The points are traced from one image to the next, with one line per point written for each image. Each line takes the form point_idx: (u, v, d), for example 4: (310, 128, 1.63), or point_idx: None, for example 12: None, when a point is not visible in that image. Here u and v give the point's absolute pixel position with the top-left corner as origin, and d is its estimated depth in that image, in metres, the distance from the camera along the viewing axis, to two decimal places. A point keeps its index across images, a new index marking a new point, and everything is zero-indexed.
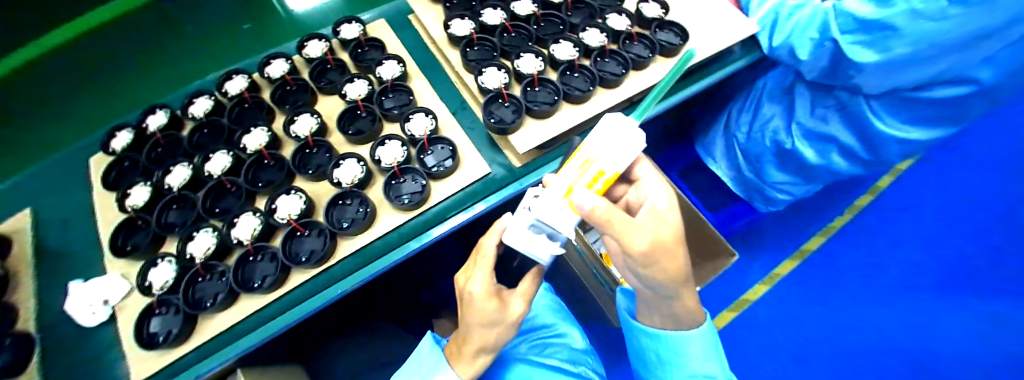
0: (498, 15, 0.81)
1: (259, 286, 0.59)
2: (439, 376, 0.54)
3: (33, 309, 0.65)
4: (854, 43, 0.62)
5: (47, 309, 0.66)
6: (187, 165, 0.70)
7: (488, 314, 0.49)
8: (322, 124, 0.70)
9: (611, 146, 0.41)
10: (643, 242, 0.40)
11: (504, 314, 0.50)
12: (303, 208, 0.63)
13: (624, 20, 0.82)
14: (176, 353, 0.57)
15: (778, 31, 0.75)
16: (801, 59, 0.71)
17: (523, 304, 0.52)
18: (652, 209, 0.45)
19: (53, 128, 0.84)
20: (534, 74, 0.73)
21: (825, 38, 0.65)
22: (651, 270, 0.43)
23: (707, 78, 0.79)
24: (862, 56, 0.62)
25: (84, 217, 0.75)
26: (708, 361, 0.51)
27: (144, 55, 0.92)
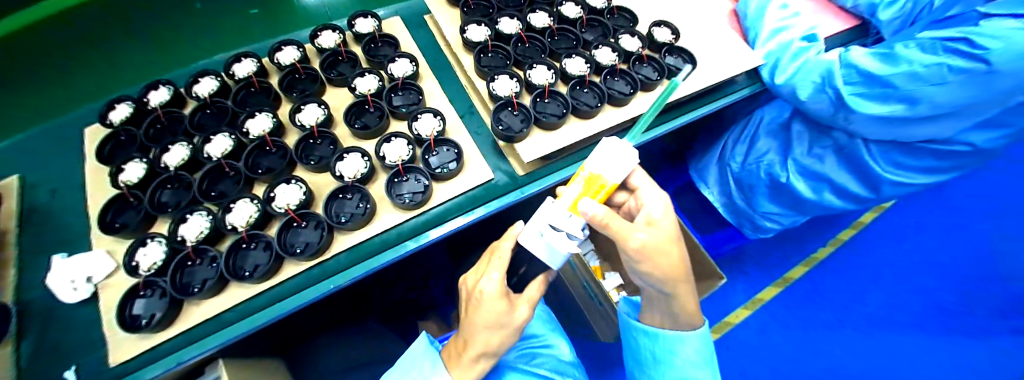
0: (514, 25, 0.82)
1: (250, 275, 0.58)
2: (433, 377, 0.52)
3: (14, 276, 0.64)
4: (854, 94, 0.65)
5: (28, 280, 0.65)
6: (186, 145, 0.69)
7: (498, 318, 0.51)
8: (329, 115, 0.70)
9: (609, 163, 0.44)
10: (639, 241, 0.44)
11: (511, 317, 0.52)
12: (302, 199, 0.62)
13: (635, 42, 0.83)
14: (158, 338, 0.56)
15: (780, 71, 0.75)
16: (801, 100, 0.73)
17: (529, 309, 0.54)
18: (649, 214, 0.48)
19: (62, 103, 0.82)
20: (545, 85, 0.73)
21: (828, 85, 0.68)
22: (644, 265, 0.46)
23: (711, 104, 0.81)
24: (865, 107, 0.64)
25: (74, 188, 0.73)
26: (700, 367, 0.52)
27: (157, 32, 0.90)
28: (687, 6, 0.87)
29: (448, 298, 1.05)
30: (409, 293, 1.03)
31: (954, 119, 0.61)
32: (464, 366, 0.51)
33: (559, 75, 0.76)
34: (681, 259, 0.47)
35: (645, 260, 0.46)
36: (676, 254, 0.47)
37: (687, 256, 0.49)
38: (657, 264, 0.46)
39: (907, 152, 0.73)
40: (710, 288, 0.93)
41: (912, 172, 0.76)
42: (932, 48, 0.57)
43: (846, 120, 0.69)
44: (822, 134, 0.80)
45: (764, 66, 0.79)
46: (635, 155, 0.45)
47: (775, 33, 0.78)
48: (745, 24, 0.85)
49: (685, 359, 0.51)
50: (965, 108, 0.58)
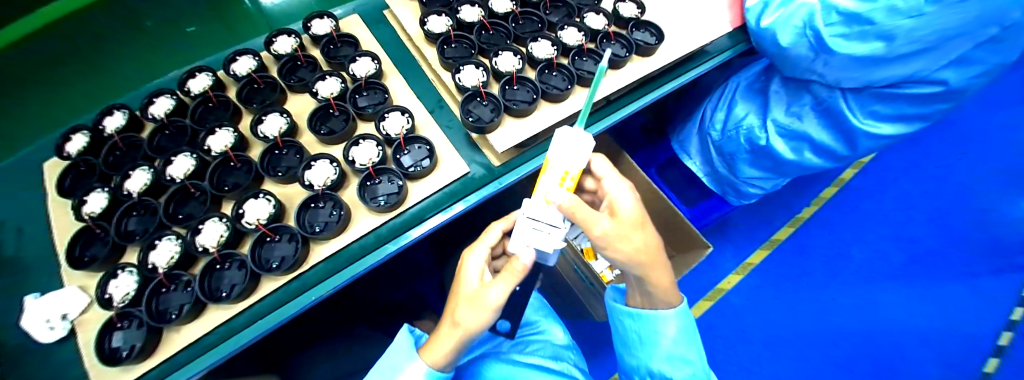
0: (476, 12, 0.79)
1: (227, 296, 0.57)
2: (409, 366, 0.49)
3: None
4: (834, 34, 0.61)
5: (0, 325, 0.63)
6: (147, 169, 0.67)
7: (471, 297, 0.48)
8: (292, 123, 0.68)
9: (566, 153, 0.43)
10: (600, 229, 0.45)
11: (481, 301, 0.46)
12: (271, 213, 0.60)
13: (602, 20, 0.81)
14: (138, 370, 0.54)
15: (766, 15, 0.72)
16: (782, 45, 0.69)
17: (506, 292, 0.46)
18: (612, 202, 0.48)
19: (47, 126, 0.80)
20: (512, 71, 0.71)
21: (808, 27, 0.64)
22: (610, 251, 0.48)
23: (685, 76, 0.80)
24: (845, 47, 0.61)
25: (39, 224, 0.70)
26: (681, 345, 0.52)
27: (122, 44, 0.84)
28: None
29: (441, 296, 1.04)
30: (396, 294, 1.02)
31: (930, 56, 0.58)
32: (440, 346, 0.49)
33: (526, 60, 0.74)
34: (652, 236, 0.49)
35: (602, 245, 0.47)
36: (651, 235, 0.49)
37: (653, 239, 0.49)
38: (614, 249, 0.47)
39: (879, 98, 0.70)
40: (697, 257, 0.94)
41: (881, 121, 0.74)
42: None
43: (825, 66, 0.66)
44: (799, 89, 0.80)
45: (750, 10, 0.76)
46: (593, 141, 0.43)
47: None
48: None
49: (665, 339, 0.52)
50: (947, 44, 0.55)
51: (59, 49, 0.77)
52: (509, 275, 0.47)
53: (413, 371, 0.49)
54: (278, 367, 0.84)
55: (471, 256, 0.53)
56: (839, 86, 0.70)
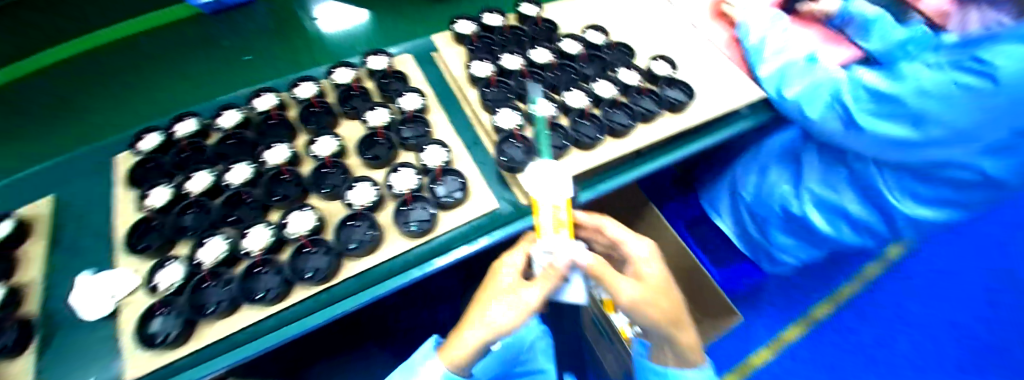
0: (517, 60, 0.85)
1: (263, 297, 0.60)
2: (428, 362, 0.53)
3: (36, 300, 0.67)
4: (864, 112, 0.64)
5: (48, 299, 0.68)
6: (208, 172, 0.73)
7: (504, 294, 0.50)
8: (343, 146, 0.75)
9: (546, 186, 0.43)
10: (626, 294, 0.46)
11: (522, 301, 0.48)
12: (314, 225, 0.65)
13: (634, 75, 0.85)
14: (168, 358, 0.57)
15: (787, 87, 0.76)
16: (808, 117, 0.73)
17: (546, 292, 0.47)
18: (638, 270, 0.52)
19: (107, 125, 0.89)
20: (547, 117, 0.76)
21: (837, 102, 0.68)
22: (636, 316, 0.49)
23: (712, 135, 0.81)
24: (878, 127, 0.63)
25: (102, 211, 0.77)
26: None
27: (188, 67, 0.98)
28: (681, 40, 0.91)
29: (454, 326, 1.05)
30: (411, 315, 1.06)
31: (963, 143, 0.58)
32: (457, 347, 0.50)
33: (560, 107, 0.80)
34: (676, 299, 0.51)
35: (633, 311, 0.47)
36: (674, 296, 0.51)
37: (678, 302, 0.51)
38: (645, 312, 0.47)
39: (922, 181, 0.71)
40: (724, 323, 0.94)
41: (917, 203, 0.74)
42: (939, 67, 0.55)
43: (853, 137, 0.69)
44: (836, 162, 0.81)
45: (767, 81, 0.81)
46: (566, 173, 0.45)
47: (777, 54, 0.80)
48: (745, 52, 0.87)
49: None
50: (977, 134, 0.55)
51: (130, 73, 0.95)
52: (550, 276, 0.47)
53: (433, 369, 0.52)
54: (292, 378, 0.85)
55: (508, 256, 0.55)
56: (880, 160, 0.71)
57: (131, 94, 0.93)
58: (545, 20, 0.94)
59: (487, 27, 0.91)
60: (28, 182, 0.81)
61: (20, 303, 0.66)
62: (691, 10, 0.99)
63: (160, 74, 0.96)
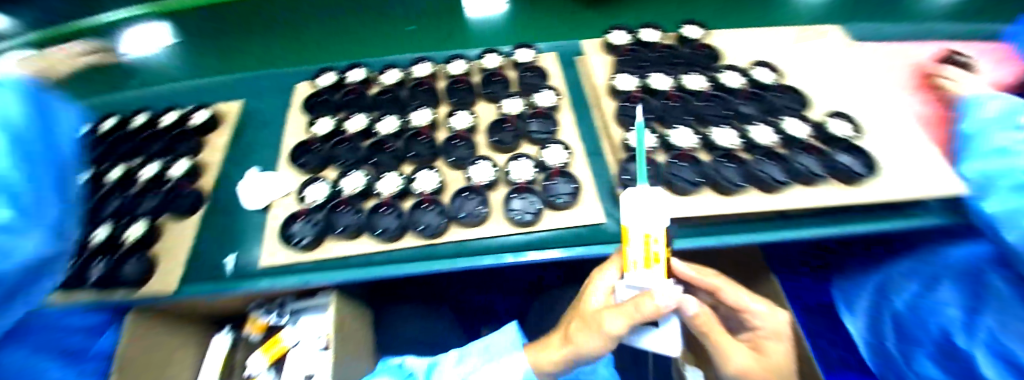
0: (666, 82, 0.82)
1: (382, 233, 0.69)
2: (510, 355, 0.63)
3: (214, 179, 0.83)
4: None
5: (223, 181, 0.84)
6: (364, 116, 0.85)
7: (591, 324, 0.49)
8: (475, 124, 0.81)
9: (643, 215, 0.39)
10: (739, 364, 0.53)
11: (601, 326, 0.47)
12: (437, 186, 0.73)
13: (805, 129, 0.75)
14: (300, 257, 0.69)
15: (992, 197, 0.61)
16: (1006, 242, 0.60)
17: (628, 324, 0.44)
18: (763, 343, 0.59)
19: (297, 59, 1.09)
20: (686, 149, 0.71)
21: None
22: None
23: (886, 222, 0.66)
24: None
25: (276, 124, 0.94)
26: None
27: (364, 25, 1.16)
28: (864, 104, 0.78)
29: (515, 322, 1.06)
30: None
31: None
32: (544, 353, 0.58)
33: (703, 142, 0.74)
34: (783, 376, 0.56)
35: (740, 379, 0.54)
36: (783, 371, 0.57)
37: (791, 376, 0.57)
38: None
39: None
40: None
41: None
42: None
43: None
44: None
45: (971, 177, 0.64)
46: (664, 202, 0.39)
47: (1003, 151, 0.64)
48: (964, 130, 0.69)
49: None
50: None
51: (321, 23, 1.17)
52: (629, 309, 0.43)
53: (512, 361, 0.62)
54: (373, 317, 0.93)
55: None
56: None
57: (319, 39, 1.13)
58: (706, 46, 0.89)
59: (643, 43, 0.89)
60: (231, 87, 1.02)
61: (205, 178, 0.83)
62: (886, 72, 0.84)
63: (344, 28, 1.15)
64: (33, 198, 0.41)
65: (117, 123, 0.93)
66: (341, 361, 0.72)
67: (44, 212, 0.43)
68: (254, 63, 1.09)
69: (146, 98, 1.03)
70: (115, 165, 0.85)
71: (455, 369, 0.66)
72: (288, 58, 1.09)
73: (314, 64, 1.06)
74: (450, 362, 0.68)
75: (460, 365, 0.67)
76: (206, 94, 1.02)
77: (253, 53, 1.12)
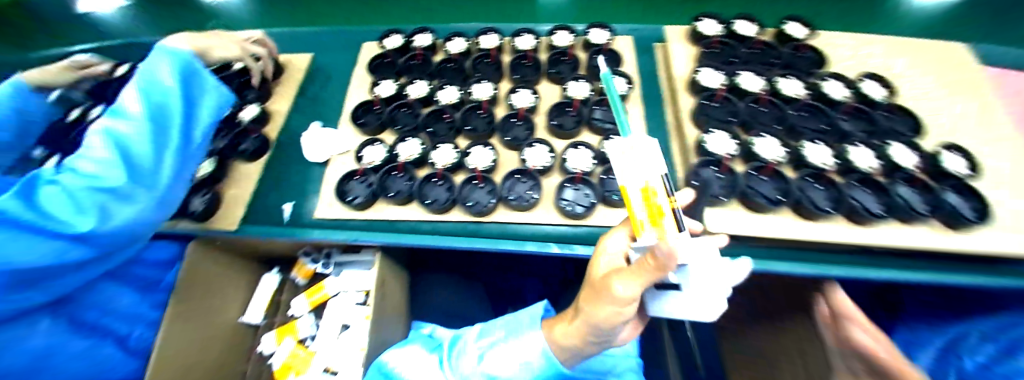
0: (758, 83, 0.73)
1: (433, 203, 0.70)
2: (529, 332, 0.57)
3: (279, 128, 0.86)
4: None
5: (287, 131, 0.87)
6: (425, 84, 0.85)
7: (599, 293, 0.42)
8: (536, 104, 0.78)
9: (632, 162, 0.38)
10: None
11: (607, 290, 0.39)
12: (490, 165, 0.72)
13: (912, 157, 0.65)
14: (356, 214, 0.71)
15: None
16: None
17: (640, 287, 0.37)
18: None
19: (368, 19, 1.10)
20: (772, 162, 0.64)
21: None
22: None
23: (983, 277, 0.60)
24: None
25: (341, 81, 0.95)
26: None
27: None
28: (996, 133, 0.66)
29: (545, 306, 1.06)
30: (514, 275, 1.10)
31: None
32: (561, 336, 0.52)
33: (791, 156, 0.66)
34: None
35: None
36: None
37: None
38: None
39: None
40: None
41: None
42: None
43: None
44: None
45: None
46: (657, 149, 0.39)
47: None
48: None
49: None
50: None
51: None
52: (638, 269, 0.36)
53: (531, 340, 0.56)
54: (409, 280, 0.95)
55: (610, 239, 0.49)
56: None
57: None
58: (811, 47, 0.78)
59: (736, 36, 0.80)
60: (302, 39, 1.04)
61: (272, 125, 0.86)
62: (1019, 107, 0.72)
63: None
64: (152, 167, 0.51)
65: None
66: (380, 317, 0.76)
67: (161, 179, 0.52)
68: (327, 18, 1.11)
69: None
70: None
71: (476, 345, 0.59)
72: (359, 16, 1.11)
73: (383, 24, 1.06)
74: (472, 337, 0.60)
75: (482, 341, 0.59)
76: (277, 44, 1.05)
77: (328, 8, 1.14)
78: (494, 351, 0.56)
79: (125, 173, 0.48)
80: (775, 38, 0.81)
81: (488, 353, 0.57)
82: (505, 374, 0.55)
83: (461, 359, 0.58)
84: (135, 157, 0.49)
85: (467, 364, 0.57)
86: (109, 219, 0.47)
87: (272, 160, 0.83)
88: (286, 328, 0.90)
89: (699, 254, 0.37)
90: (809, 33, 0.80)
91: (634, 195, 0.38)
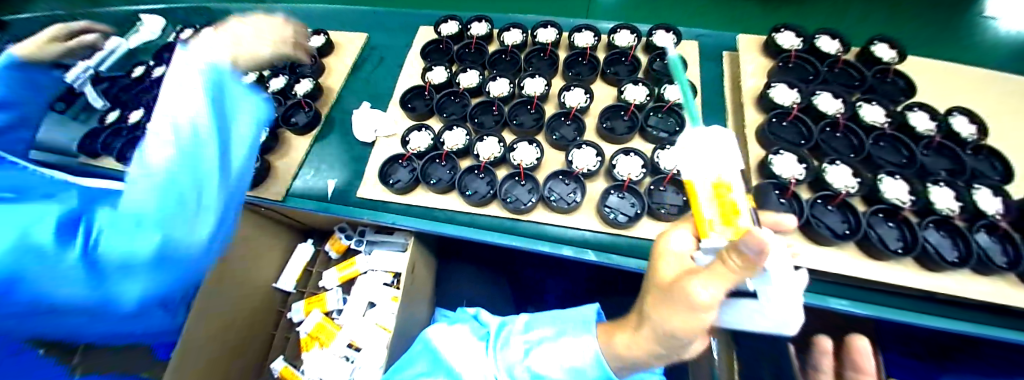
0: (836, 106, 0.69)
1: (473, 196, 0.70)
2: (579, 335, 0.56)
3: (330, 103, 0.88)
4: None
5: (337, 106, 0.89)
6: (478, 74, 0.85)
7: (670, 300, 0.38)
8: (588, 106, 0.76)
9: (698, 155, 0.34)
10: None
11: (685, 296, 0.36)
12: (534, 163, 0.71)
13: (994, 204, 0.59)
14: (399, 198, 0.73)
15: None
16: None
17: (722, 289, 0.33)
18: None
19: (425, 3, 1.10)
20: (843, 191, 0.60)
21: None
22: None
23: None
24: None
25: (394, 62, 0.96)
26: None
27: None
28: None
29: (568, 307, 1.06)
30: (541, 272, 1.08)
31: None
32: (614, 342, 0.51)
33: (865, 189, 0.61)
34: None
35: None
36: None
37: None
38: None
39: None
40: None
41: None
42: None
43: None
44: None
45: None
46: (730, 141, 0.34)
47: None
48: None
49: None
50: None
51: None
52: (718, 270, 0.32)
53: (580, 344, 0.54)
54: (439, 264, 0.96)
55: (671, 237, 0.44)
56: None
57: None
58: (900, 73, 0.72)
59: (816, 53, 0.75)
60: (360, 17, 1.05)
61: (323, 100, 0.88)
62: None
63: None
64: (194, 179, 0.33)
65: None
66: (410, 300, 0.77)
67: (212, 192, 0.34)
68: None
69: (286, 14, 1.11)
70: None
71: (523, 338, 0.58)
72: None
73: (440, 9, 1.06)
74: (519, 328, 0.60)
75: (528, 334, 0.59)
76: (336, 20, 1.07)
77: None
78: (542, 347, 0.56)
79: (162, 199, 0.31)
80: (858, 57, 0.75)
81: (534, 348, 0.56)
82: (552, 375, 0.53)
83: (506, 349, 0.57)
84: (169, 182, 0.31)
85: (512, 356, 0.56)
86: (162, 259, 0.32)
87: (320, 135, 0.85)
88: (315, 301, 0.93)
89: (784, 256, 0.31)
90: (897, 57, 0.73)
91: (704, 193, 0.35)
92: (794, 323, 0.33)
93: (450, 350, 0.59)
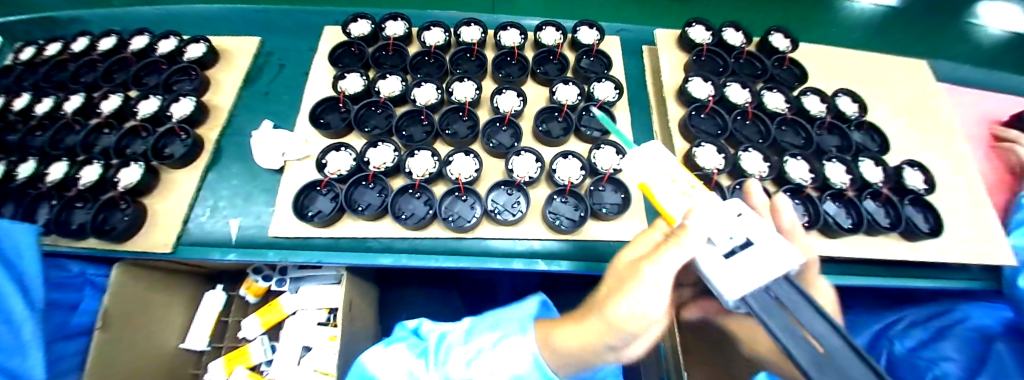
0: (744, 97, 0.74)
1: (407, 220, 0.64)
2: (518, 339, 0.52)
3: (221, 125, 0.74)
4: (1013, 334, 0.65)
5: (233, 129, 0.75)
6: (400, 80, 0.77)
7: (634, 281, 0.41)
8: (522, 109, 0.74)
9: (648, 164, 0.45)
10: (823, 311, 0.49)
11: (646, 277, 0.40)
12: (473, 176, 0.67)
13: (875, 173, 0.69)
14: (321, 232, 0.64)
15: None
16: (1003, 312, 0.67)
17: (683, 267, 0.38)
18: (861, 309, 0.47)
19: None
20: (757, 176, 0.65)
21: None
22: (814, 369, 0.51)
23: (918, 282, 0.67)
24: None
25: (297, 71, 0.84)
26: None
27: None
28: (935, 148, 0.75)
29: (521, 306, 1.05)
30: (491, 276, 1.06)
31: None
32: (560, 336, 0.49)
33: (775, 172, 0.67)
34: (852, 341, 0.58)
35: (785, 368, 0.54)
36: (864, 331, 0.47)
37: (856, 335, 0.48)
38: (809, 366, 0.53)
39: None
40: None
41: None
42: None
43: None
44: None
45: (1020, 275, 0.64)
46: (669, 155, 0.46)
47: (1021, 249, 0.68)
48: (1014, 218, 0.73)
49: None
50: None
51: None
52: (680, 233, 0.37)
53: (519, 347, 0.51)
54: (382, 290, 0.89)
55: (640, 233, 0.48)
56: None
57: None
58: (793, 61, 0.80)
59: (725, 45, 0.80)
60: (249, 18, 0.89)
61: (212, 122, 0.74)
62: (952, 123, 0.80)
63: None
64: None
65: (111, 43, 0.79)
66: (352, 340, 0.70)
67: None
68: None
69: (155, 18, 0.91)
70: (110, 93, 0.74)
71: (463, 349, 0.53)
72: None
73: (347, 7, 0.95)
74: (458, 339, 0.55)
75: (467, 344, 0.54)
76: (220, 24, 0.90)
77: None
78: (483, 358, 0.52)
79: None
80: (758, 48, 0.82)
81: (476, 359, 0.52)
82: None
83: (445, 365, 0.52)
84: None
85: (453, 370, 0.52)
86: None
87: (213, 164, 0.72)
88: (235, 356, 0.79)
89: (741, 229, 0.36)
90: (789, 46, 0.81)
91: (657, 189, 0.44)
92: (794, 258, 0.30)
93: (385, 374, 0.54)
